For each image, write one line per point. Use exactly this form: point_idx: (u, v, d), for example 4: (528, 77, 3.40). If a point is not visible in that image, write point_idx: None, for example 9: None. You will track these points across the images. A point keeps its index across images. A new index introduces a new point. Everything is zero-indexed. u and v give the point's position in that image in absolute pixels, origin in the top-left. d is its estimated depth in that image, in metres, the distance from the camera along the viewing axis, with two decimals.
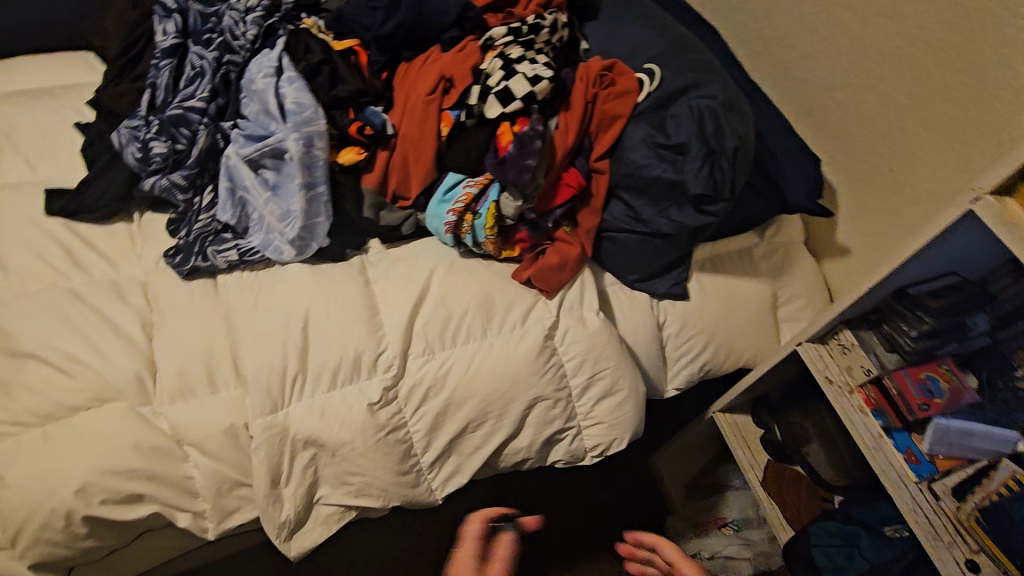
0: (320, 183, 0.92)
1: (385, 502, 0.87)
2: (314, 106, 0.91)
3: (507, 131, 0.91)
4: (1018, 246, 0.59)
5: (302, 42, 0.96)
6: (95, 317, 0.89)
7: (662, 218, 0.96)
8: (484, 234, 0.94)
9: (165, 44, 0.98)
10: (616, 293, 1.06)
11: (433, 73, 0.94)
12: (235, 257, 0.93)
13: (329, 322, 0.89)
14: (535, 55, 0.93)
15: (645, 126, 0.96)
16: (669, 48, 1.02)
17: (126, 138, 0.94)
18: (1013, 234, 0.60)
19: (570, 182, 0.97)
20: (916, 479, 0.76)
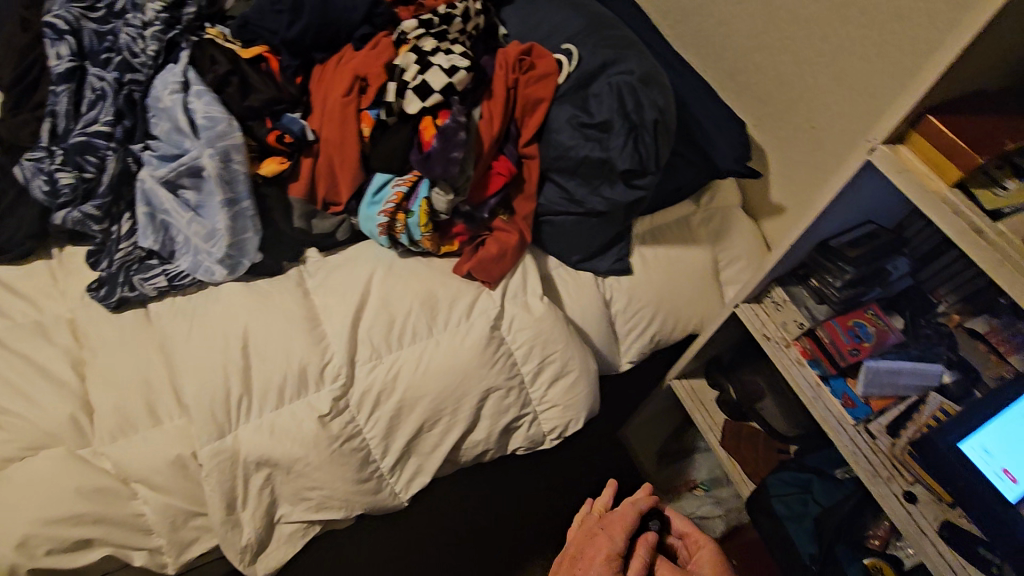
0: (243, 198, 0.90)
1: (348, 512, 0.87)
2: (226, 119, 0.88)
3: (429, 125, 0.89)
4: (915, 191, 0.62)
5: (206, 52, 0.92)
6: (19, 362, 0.84)
7: (595, 196, 0.97)
8: (419, 232, 0.93)
9: (59, 68, 0.92)
10: (560, 275, 1.07)
11: (347, 73, 0.92)
12: (165, 284, 0.90)
13: (269, 338, 0.87)
14: (450, 46, 0.92)
15: (568, 107, 0.95)
16: (586, 27, 1.02)
17: (30, 171, 0.90)
18: (906, 179, 0.62)
19: (501, 170, 0.97)
20: (853, 422, 0.80)
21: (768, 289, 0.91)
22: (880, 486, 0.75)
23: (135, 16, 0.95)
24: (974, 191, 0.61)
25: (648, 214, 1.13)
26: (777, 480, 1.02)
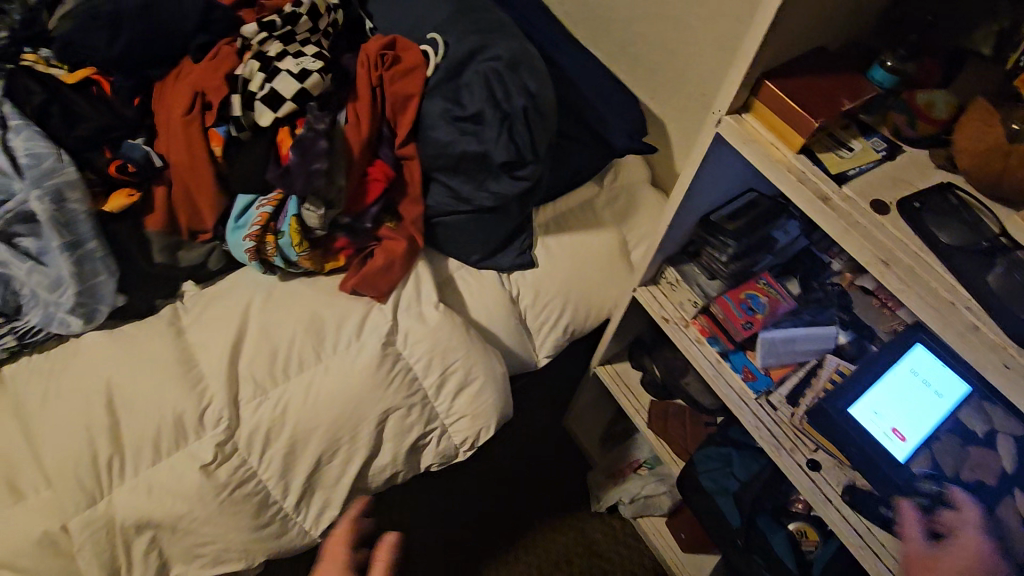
0: (88, 240, 0.81)
1: (251, 562, 0.82)
2: (53, 153, 0.79)
3: (287, 136, 0.85)
4: (762, 161, 0.66)
5: (19, 83, 0.81)
6: None
7: (481, 192, 0.93)
8: (294, 252, 0.86)
9: None
10: (461, 275, 1.01)
11: (184, 91, 0.84)
12: (13, 343, 0.82)
13: (139, 388, 0.80)
14: (299, 48, 0.86)
15: (440, 100, 0.90)
16: (454, 12, 0.96)
17: None
18: (753, 152, 0.66)
19: (377, 175, 0.92)
20: (755, 395, 0.79)
21: (663, 270, 0.87)
22: (783, 458, 0.75)
23: None
24: (819, 155, 0.65)
25: (549, 202, 1.09)
26: (702, 456, 1.00)
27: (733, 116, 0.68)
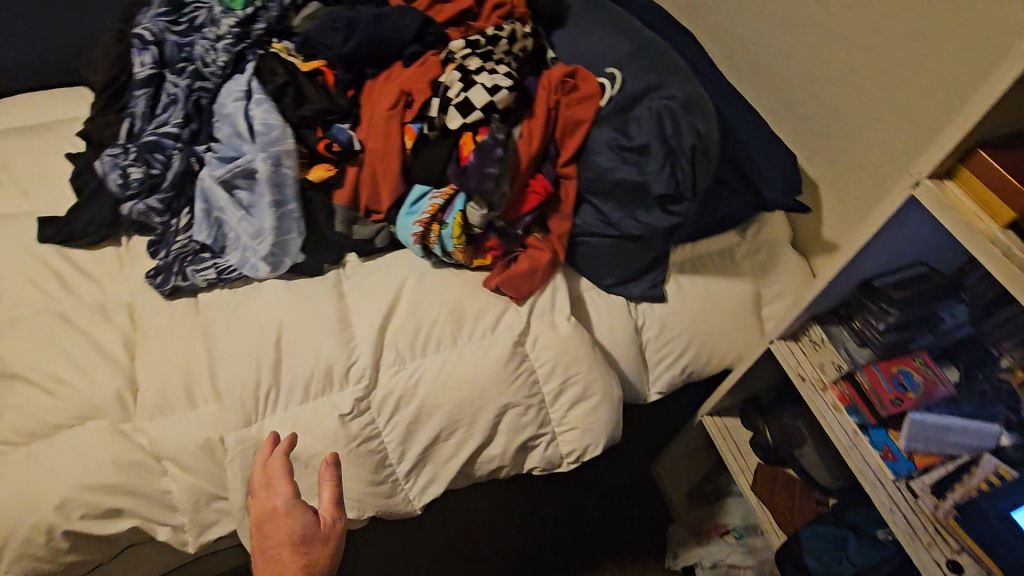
0: (290, 201, 0.94)
1: (360, 512, 0.89)
2: (281, 126, 0.94)
3: (469, 141, 0.92)
4: (960, 230, 0.64)
5: (270, 66, 0.97)
6: (82, 339, 0.93)
7: (631, 220, 0.95)
8: (452, 243, 0.94)
9: (141, 74, 0.99)
10: (591, 296, 1.05)
11: (393, 89, 0.94)
12: (213, 276, 0.95)
13: (301, 335, 0.91)
14: (495, 66, 0.93)
15: (609, 130, 0.95)
16: (634, 51, 1.02)
17: (107, 165, 0.95)
18: (952, 218, 0.64)
19: (537, 188, 0.97)
20: (893, 477, 0.73)
21: (806, 326, 0.85)
22: (919, 551, 0.69)
23: (211, 29, 1.01)
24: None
25: (688, 242, 1.08)
26: (810, 532, 0.96)
27: (933, 180, 0.66)
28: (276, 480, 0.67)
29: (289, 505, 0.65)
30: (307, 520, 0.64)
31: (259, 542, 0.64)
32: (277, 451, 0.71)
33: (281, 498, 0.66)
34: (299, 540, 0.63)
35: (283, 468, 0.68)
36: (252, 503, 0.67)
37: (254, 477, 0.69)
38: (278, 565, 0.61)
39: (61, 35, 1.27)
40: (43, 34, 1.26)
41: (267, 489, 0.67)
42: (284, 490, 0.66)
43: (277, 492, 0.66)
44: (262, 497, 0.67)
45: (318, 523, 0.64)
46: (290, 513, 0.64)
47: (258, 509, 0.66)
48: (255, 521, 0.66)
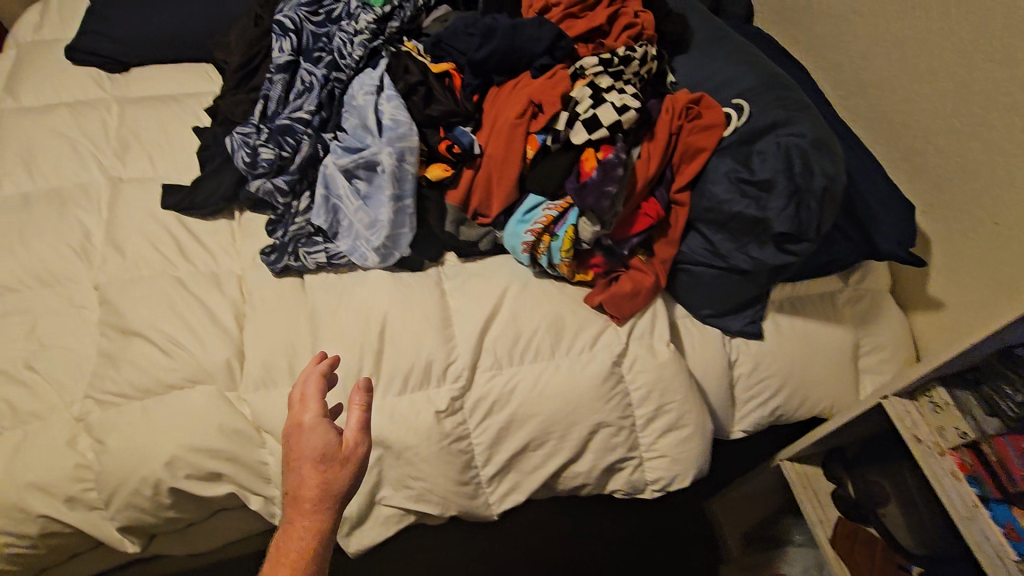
0: (407, 196, 0.96)
1: (442, 510, 0.90)
2: (408, 123, 0.95)
3: (591, 157, 0.91)
4: None
5: (403, 65, 1.00)
6: (197, 305, 0.97)
7: (741, 254, 0.94)
8: (559, 256, 0.94)
9: (279, 60, 1.03)
10: (686, 326, 1.03)
11: (521, 98, 0.94)
12: (324, 260, 0.98)
13: (404, 329, 0.92)
14: (624, 86, 0.92)
15: (729, 160, 0.93)
16: (762, 84, 1.00)
17: (238, 143, 0.99)
18: None
19: (648, 212, 0.97)
20: (1017, 556, 0.72)
21: (927, 387, 0.83)
22: None
23: (349, 23, 1.03)
24: None
25: (790, 281, 1.06)
26: None
27: None
28: (308, 399, 0.72)
29: (315, 423, 0.70)
30: (327, 441, 0.68)
31: (290, 451, 0.70)
32: (317, 369, 0.76)
33: (310, 415, 0.71)
34: (319, 458, 0.67)
35: (316, 387, 0.73)
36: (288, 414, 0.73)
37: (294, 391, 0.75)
38: (300, 476, 0.67)
39: (200, 18, 1.34)
40: (184, 17, 1.34)
41: (300, 406, 0.73)
42: (313, 408, 0.71)
43: (306, 409, 0.71)
44: (295, 413, 0.72)
45: (338, 444, 0.69)
46: (314, 431, 0.69)
47: (290, 421, 0.72)
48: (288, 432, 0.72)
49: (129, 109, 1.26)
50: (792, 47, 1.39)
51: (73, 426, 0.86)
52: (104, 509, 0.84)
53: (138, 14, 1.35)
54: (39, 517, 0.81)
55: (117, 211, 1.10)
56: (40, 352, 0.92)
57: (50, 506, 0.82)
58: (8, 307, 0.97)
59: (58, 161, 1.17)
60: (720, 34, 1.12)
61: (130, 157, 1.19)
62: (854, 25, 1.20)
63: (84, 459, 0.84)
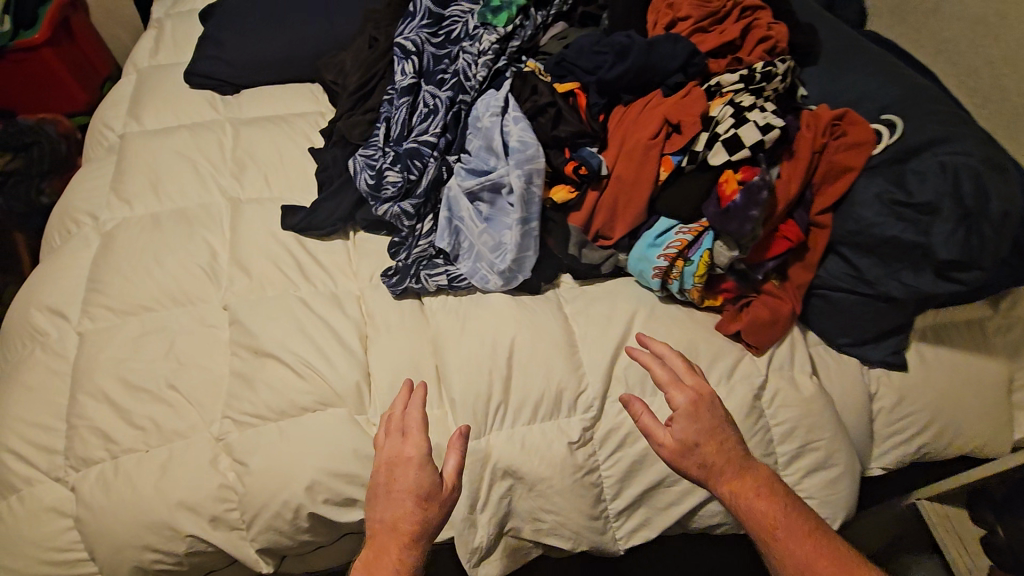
0: (534, 219, 0.94)
1: (574, 545, 0.88)
2: (536, 144, 0.94)
3: (731, 179, 0.87)
4: None
5: (528, 85, 0.98)
6: (323, 326, 0.98)
7: (892, 280, 0.88)
8: (692, 281, 0.91)
9: (403, 83, 1.03)
10: (821, 355, 0.97)
11: (656, 117, 0.91)
12: (446, 283, 0.97)
13: (533, 355, 0.91)
14: (767, 103, 0.88)
15: (881, 181, 0.88)
16: (912, 98, 0.93)
17: (361, 165, 1.01)
18: None
19: (787, 234, 0.91)
20: None
21: None
22: None
23: (471, 44, 1.03)
24: None
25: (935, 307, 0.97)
26: None
27: None
28: (411, 431, 0.75)
29: (421, 462, 0.73)
30: (426, 479, 0.72)
31: (390, 479, 0.73)
32: (414, 401, 0.78)
33: (414, 450, 0.74)
34: (423, 495, 0.71)
35: (419, 422, 0.76)
36: (388, 443, 0.76)
37: (394, 420, 0.78)
38: (401, 509, 0.71)
39: (311, 41, 1.38)
40: (297, 40, 1.38)
41: (402, 438, 0.76)
42: (418, 443, 0.74)
43: (412, 445, 0.74)
44: (395, 441, 0.76)
45: (438, 485, 0.73)
46: (420, 468, 0.73)
47: (392, 452, 0.75)
48: (388, 461, 0.75)
49: (245, 131, 1.30)
50: (920, 55, 1.31)
51: (213, 445, 0.88)
52: (244, 530, 0.86)
53: (253, 39, 1.40)
54: (188, 535, 0.84)
55: (239, 231, 1.13)
56: (177, 371, 0.95)
57: (196, 525, 0.84)
58: (146, 326, 1.01)
59: (183, 183, 1.21)
60: (853, 44, 1.06)
61: (247, 177, 1.22)
62: (1000, 32, 1.12)
63: (226, 479, 0.86)
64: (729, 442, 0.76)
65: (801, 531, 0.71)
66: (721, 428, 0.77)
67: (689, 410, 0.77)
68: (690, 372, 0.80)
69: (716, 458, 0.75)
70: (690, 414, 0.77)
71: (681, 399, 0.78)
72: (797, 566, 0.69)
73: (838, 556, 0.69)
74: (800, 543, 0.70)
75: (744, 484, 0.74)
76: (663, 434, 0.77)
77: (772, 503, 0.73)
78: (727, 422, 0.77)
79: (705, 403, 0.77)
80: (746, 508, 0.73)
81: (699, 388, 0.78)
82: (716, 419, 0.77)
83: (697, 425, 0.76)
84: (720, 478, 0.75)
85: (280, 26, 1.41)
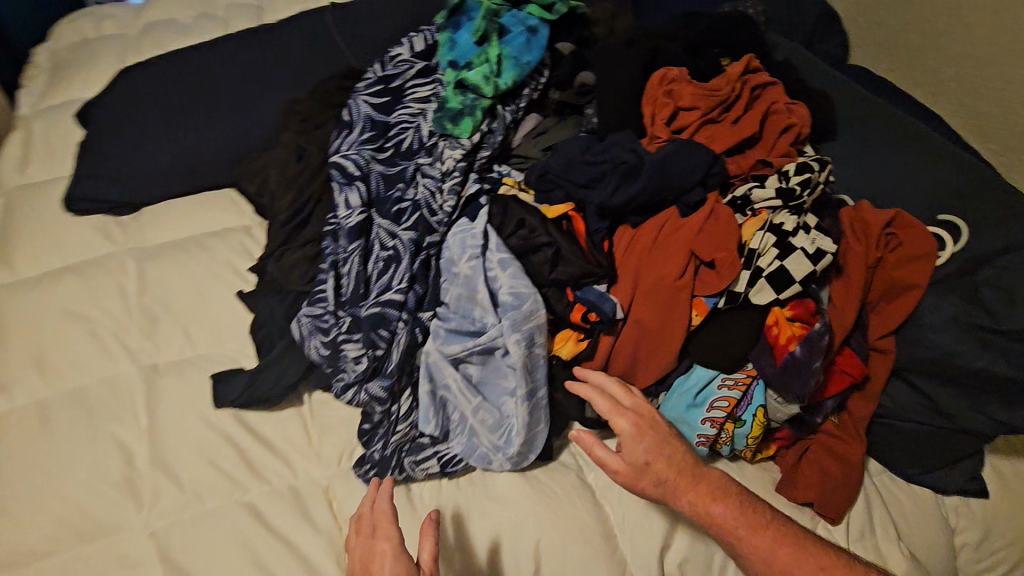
0: (540, 387, 0.75)
1: None
2: (532, 294, 0.74)
3: (781, 321, 0.71)
4: None
5: (512, 215, 0.78)
6: (286, 552, 0.77)
7: (976, 413, 0.75)
8: (745, 442, 0.75)
9: (350, 222, 0.80)
10: (890, 489, 0.82)
11: (682, 250, 0.72)
12: (437, 470, 0.75)
13: (566, 566, 0.72)
14: (809, 220, 0.73)
15: (953, 300, 0.74)
16: (967, 189, 0.79)
17: (306, 328, 0.78)
18: None
19: (847, 369, 0.76)
20: None
21: None
22: None
23: (431, 162, 0.82)
24: None
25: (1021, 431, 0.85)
26: None
27: None
28: (380, 523, 0.65)
29: (392, 550, 0.62)
30: (399, 566, 0.60)
31: None
32: (381, 490, 0.68)
33: (385, 542, 0.63)
34: None
35: (388, 510, 0.66)
36: (355, 541, 0.65)
37: (361, 518, 0.67)
38: None
39: (222, 142, 1.12)
40: (204, 143, 1.12)
41: (371, 538, 0.64)
42: (389, 533, 0.63)
43: (382, 535, 0.63)
44: (365, 540, 0.64)
45: (416, 574, 0.61)
46: (393, 559, 0.61)
47: (362, 551, 0.63)
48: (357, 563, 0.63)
49: (150, 265, 1.02)
50: (921, 96, 1.17)
51: None
52: None
53: (148, 145, 1.12)
54: None
55: (161, 417, 0.87)
56: None
57: None
58: None
59: (73, 352, 0.93)
60: (874, 113, 0.91)
61: (163, 333, 0.96)
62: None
63: None
64: (678, 453, 0.70)
65: (759, 524, 0.67)
66: (666, 441, 0.70)
67: (635, 431, 0.69)
68: (628, 393, 0.73)
69: (671, 474, 0.68)
70: (635, 435, 0.69)
71: (624, 423, 0.70)
72: (762, 560, 0.65)
73: (796, 539, 0.66)
74: (761, 536, 0.66)
75: (700, 494, 0.68)
76: (613, 461, 0.68)
77: (728, 504, 0.68)
78: (670, 433, 0.71)
79: (648, 420, 0.70)
80: (706, 518, 0.67)
81: (638, 407, 0.71)
82: (661, 433, 0.71)
83: (647, 443, 0.69)
84: (676, 491, 0.68)
85: (178, 126, 1.13)
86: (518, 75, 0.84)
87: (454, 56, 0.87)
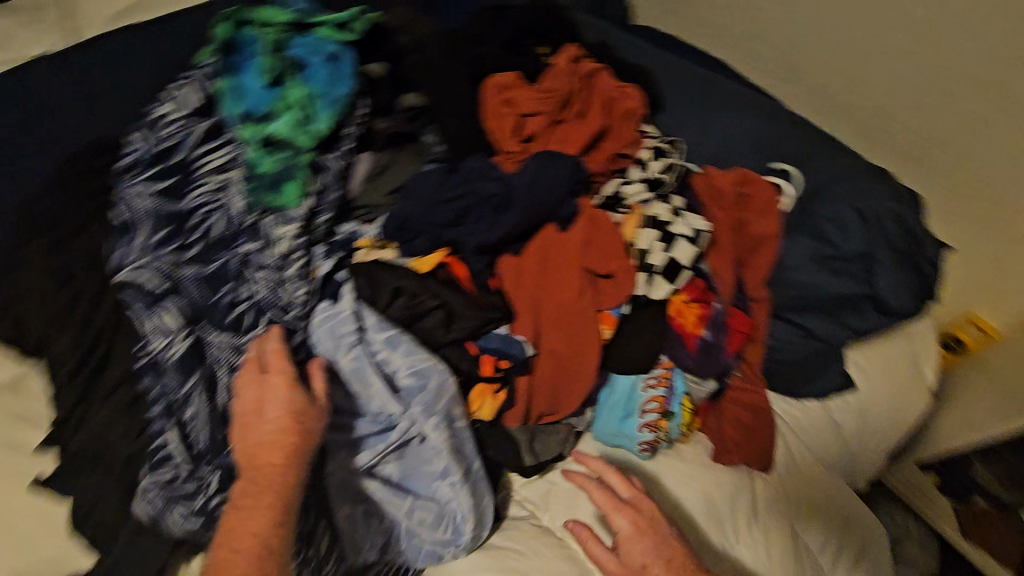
0: (474, 461, 0.67)
1: None
2: (433, 367, 0.64)
3: (682, 309, 0.74)
4: None
5: (383, 286, 0.67)
6: None
7: (842, 329, 0.83)
8: (680, 431, 0.74)
9: (175, 355, 0.62)
10: (791, 414, 0.87)
11: (573, 268, 0.69)
12: None
13: None
14: (677, 205, 0.75)
15: (805, 240, 0.82)
16: (777, 137, 0.88)
17: (154, 506, 0.59)
18: None
19: (740, 328, 0.75)
20: None
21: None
22: None
23: (261, 248, 0.67)
24: None
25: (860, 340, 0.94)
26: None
27: None
28: (272, 363, 0.61)
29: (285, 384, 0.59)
30: (296, 396, 0.58)
31: (252, 411, 0.58)
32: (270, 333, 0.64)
33: (277, 376, 0.59)
34: (292, 414, 0.58)
35: (277, 346, 0.62)
36: (240, 378, 0.60)
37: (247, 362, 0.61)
38: (268, 432, 0.57)
39: None
40: None
41: (263, 377, 0.60)
42: (281, 369, 0.60)
43: (274, 373, 0.59)
44: (250, 383, 0.60)
45: (312, 407, 0.59)
46: (288, 389, 0.59)
47: (247, 388, 0.59)
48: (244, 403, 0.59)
49: None
50: (710, 49, 1.27)
51: None
52: None
53: None
54: None
55: None
56: None
57: None
58: None
59: None
60: (686, 76, 0.95)
61: None
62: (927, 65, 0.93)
63: None
64: (680, 558, 0.62)
65: None
66: (669, 546, 0.63)
67: (633, 532, 0.63)
68: (627, 486, 0.67)
69: None
70: (634, 535, 0.63)
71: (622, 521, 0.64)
72: None
73: None
74: None
75: None
76: (604, 556, 0.62)
77: None
78: (675, 539, 0.64)
79: (648, 519, 0.64)
80: None
81: (637, 501, 0.65)
82: (662, 535, 0.63)
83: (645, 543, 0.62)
84: None
85: None
86: (333, 117, 0.71)
87: (245, 107, 0.70)
